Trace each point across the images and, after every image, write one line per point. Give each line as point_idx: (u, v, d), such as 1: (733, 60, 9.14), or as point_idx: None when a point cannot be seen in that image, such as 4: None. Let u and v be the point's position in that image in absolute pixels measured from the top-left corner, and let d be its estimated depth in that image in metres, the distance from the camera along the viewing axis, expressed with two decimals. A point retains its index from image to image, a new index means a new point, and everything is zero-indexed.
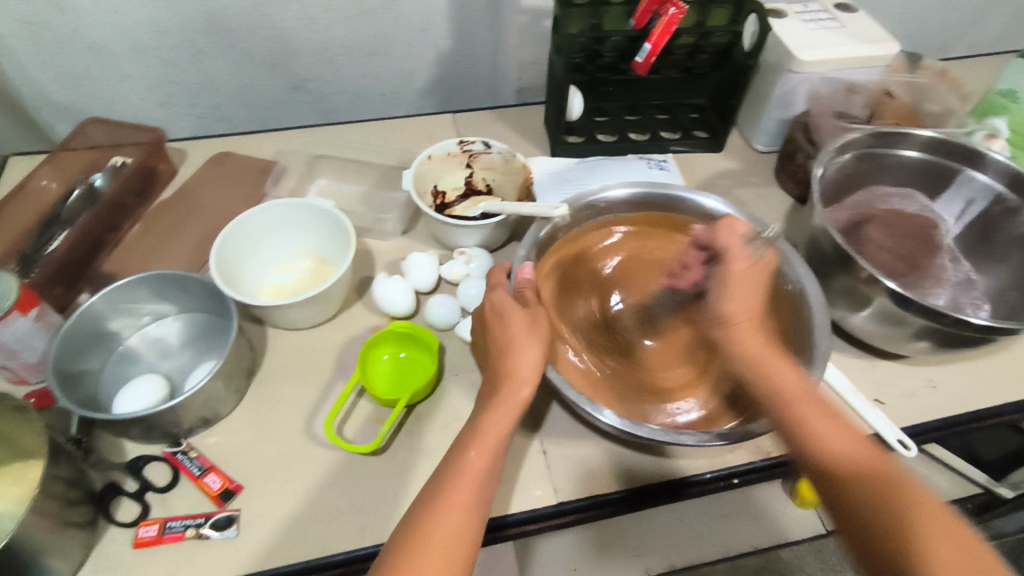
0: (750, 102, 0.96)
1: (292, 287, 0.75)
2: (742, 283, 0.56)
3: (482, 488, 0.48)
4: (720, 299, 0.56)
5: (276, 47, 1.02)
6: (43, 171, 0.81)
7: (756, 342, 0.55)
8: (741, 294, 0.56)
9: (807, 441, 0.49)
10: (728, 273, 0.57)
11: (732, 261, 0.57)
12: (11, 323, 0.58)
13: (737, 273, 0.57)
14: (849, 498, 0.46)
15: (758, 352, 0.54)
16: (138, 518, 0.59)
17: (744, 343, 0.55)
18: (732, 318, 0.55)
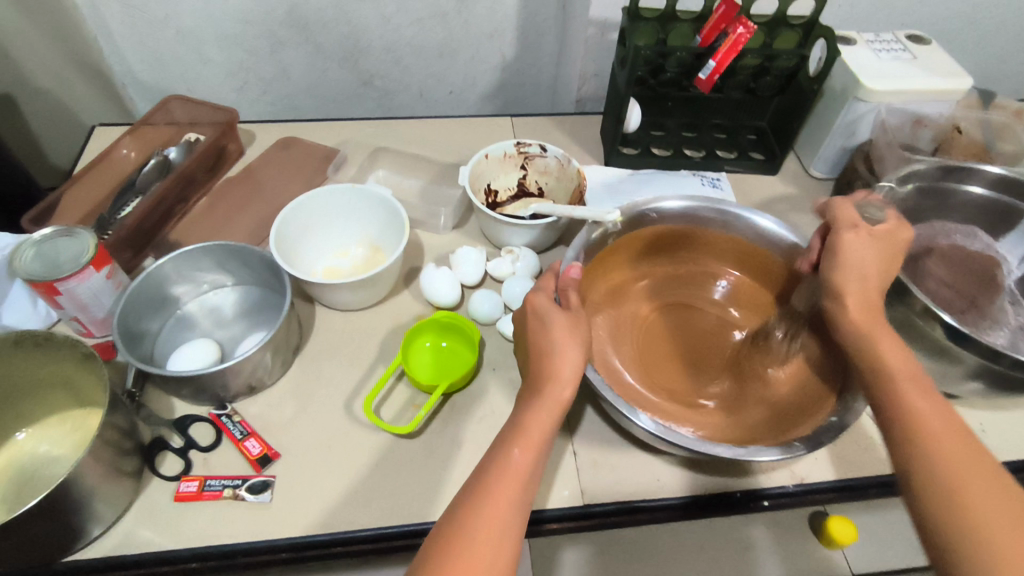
0: (811, 127, 0.95)
1: (346, 271, 0.78)
2: (866, 251, 0.57)
3: (522, 488, 0.49)
4: (833, 265, 0.57)
5: (349, 43, 1.06)
6: (125, 141, 0.86)
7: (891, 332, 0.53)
8: (856, 259, 0.56)
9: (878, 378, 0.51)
10: (841, 242, 0.57)
11: (845, 233, 0.58)
12: (86, 278, 0.61)
13: (847, 240, 0.57)
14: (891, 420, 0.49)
15: (863, 322, 0.54)
16: (181, 473, 0.61)
17: (850, 308, 0.55)
18: (842, 287, 0.56)
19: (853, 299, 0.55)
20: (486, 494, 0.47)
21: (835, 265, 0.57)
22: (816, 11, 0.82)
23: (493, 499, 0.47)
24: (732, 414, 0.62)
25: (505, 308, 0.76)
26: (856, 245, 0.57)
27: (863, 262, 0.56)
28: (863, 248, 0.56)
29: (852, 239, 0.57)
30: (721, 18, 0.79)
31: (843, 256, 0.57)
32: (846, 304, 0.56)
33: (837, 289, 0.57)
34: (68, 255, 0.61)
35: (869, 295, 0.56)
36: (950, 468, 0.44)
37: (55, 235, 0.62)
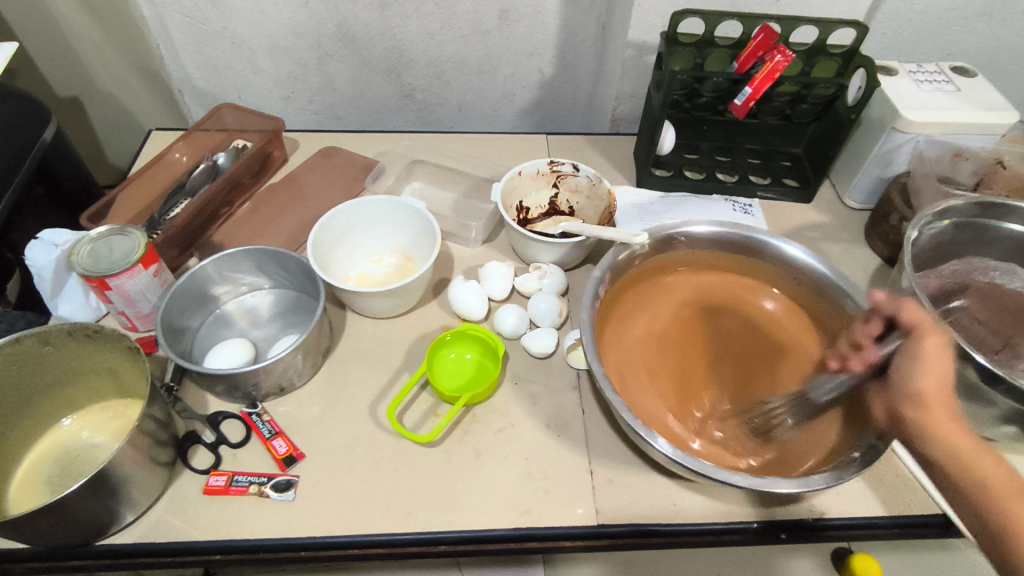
0: (849, 155, 0.93)
1: (378, 277, 0.81)
2: (932, 358, 0.52)
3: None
4: (911, 374, 0.52)
5: (394, 57, 1.09)
6: (178, 145, 0.90)
7: (955, 428, 0.50)
8: (934, 371, 0.51)
9: (954, 464, 0.49)
10: (921, 348, 0.52)
11: (926, 339, 0.53)
12: (135, 275, 0.65)
13: (929, 348, 0.52)
14: (986, 513, 0.47)
15: (955, 438, 0.49)
16: (210, 467, 0.64)
17: (940, 422, 0.50)
18: (925, 396, 0.51)
19: (935, 406, 0.51)
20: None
21: (916, 371, 0.52)
22: (856, 41, 0.82)
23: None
24: (746, 432, 0.64)
25: (530, 323, 0.76)
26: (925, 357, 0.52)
27: (943, 376, 0.51)
28: (940, 362, 0.51)
29: (932, 346, 0.52)
30: (759, 46, 0.81)
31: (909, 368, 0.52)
32: (931, 412, 0.50)
33: (919, 397, 0.51)
34: (120, 252, 0.65)
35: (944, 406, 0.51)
36: None
37: (109, 233, 0.66)
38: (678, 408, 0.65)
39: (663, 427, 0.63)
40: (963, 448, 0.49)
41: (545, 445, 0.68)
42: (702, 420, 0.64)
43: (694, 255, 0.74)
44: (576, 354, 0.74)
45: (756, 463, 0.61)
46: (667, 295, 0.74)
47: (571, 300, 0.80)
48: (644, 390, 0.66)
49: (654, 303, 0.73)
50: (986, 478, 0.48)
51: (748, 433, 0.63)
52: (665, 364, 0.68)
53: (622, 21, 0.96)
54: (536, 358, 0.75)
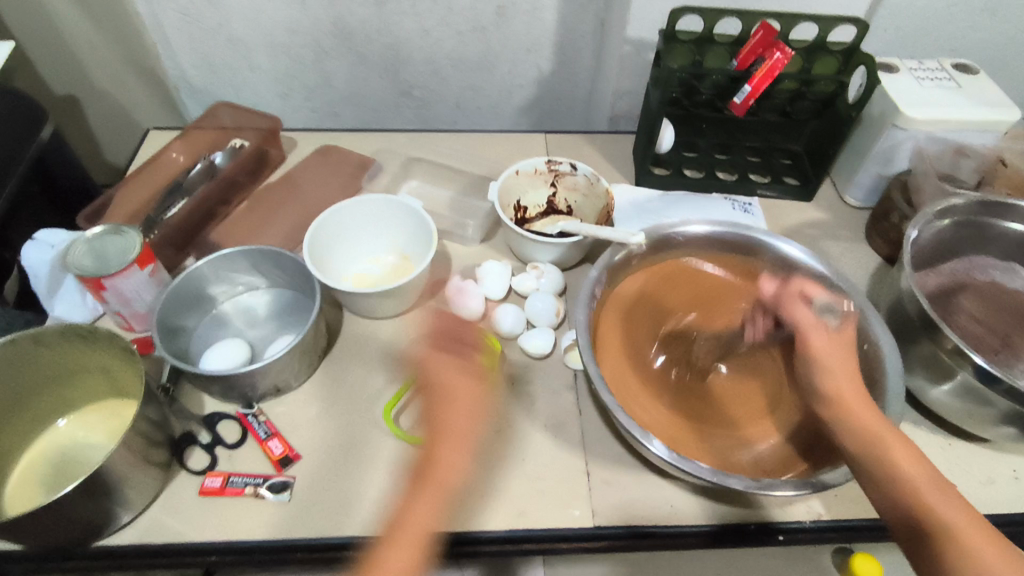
0: (849, 153, 0.93)
1: (375, 277, 0.80)
2: (840, 355, 0.59)
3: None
4: (817, 378, 0.59)
5: (390, 54, 1.09)
6: (176, 144, 0.90)
7: (868, 416, 0.55)
8: (836, 372, 0.58)
9: (854, 444, 0.53)
10: (810, 340, 0.61)
11: (811, 335, 0.61)
12: (130, 276, 0.65)
13: (819, 345, 0.60)
14: (876, 489, 0.51)
15: (863, 422, 0.54)
16: (206, 468, 0.64)
17: (858, 416, 0.54)
18: (834, 394, 0.57)
19: (849, 402, 0.56)
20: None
21: (821, 375, 0.59)
22: (857, 39, 0.81)
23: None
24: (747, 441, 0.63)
25: (527, 323, 0.76)
26: (834, 352, 0.60)
27: (838, 366, 0.59)
28: (842, 359, 0.59)
29: (821, 342, 0.60)
30: (759, 43, 0.80)
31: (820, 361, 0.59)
32: (842, 411, 0.55)
33: (827, 396, 0.57)
34: (115, 252, 0.65)
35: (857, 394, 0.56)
36: (954, 526, 0.47)
37: (104, 233, 0.66)
38: (682, 415, 0.64)
39: (662, 427, 0.62)
40: (872, 430, 0.53)
41: (541, 446, 0.67)
42: (703, 427, 0.63)
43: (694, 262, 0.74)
44: (573, 354, 0.74)
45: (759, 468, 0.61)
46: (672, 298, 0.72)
47: (569, 300, 0.80)
48: (650, 397, 0.64)
49: (656, 308, 0.71)
50: (903, 465, 0.51)
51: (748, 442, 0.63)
52: (668, 372, 0.67)
53: (620, 18, 0.95)
54: (533, 358, 0.74)
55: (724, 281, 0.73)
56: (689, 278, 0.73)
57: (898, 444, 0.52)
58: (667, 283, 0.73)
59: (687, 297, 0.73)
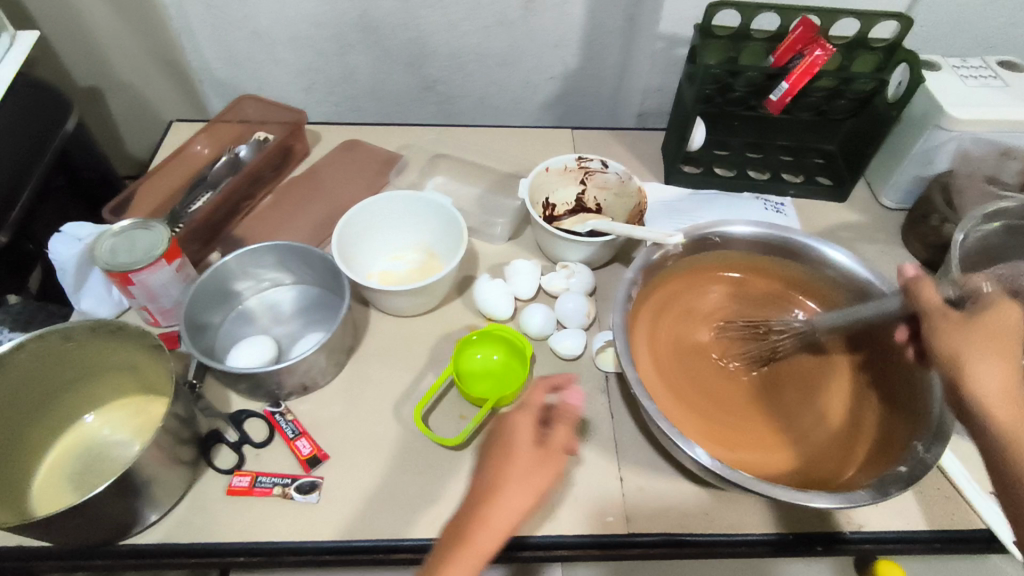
0: (886, 154, 0.90)
1: (401, 276, 0.78)
2: (994, 359, 0.48)
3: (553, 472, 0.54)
4: (938, 352, 0.51)
5: (415, 48, 1.07)
6: (199, 137, 0.89)
7: (1008, 400, 0.47)
8: (967, 348, 0.49)
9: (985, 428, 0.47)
10: (939, 326, 0.52)
11: (936, 318, 0.52)
12: (157, 270, 0.64)
13: (946, 328, 0.51)
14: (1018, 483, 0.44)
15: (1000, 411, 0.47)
16: (234, 467, 0.63)
17: (984, 402, 0.47)
18: (958, 367, 0.49)
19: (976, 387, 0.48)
20: (508, 483, 0.53)
21: (950, 348, 0.50)
22: (900, 34, 0.79)
23: (523, 474, 0.53)
24: (789, 446, 0.61)
25: (557, 324, 0.75)
26: (987, 353, 0.48)
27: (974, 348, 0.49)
28: (999, 372, 0.48)
29: (949, 323, 0.51)
30: (798, 39, 0.78)
31: (971, 366, 0.48)
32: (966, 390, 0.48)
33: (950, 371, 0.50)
34: (142, 246, 0.64)
35: (1019, 409, 0.47)
36: None
37: (131, 228, 0.65)
38: (718, 418, 0.62)
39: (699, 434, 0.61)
40: (1008, 418, 0.46)
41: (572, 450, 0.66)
42: (741, 430, 0.62)
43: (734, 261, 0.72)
44: (605, 356, 0.72)
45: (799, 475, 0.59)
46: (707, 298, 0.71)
47: (599, 300, 0.78)
48: (686, 399, 0.63)
49: (691, 310, 0.70)
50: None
51: (789, 446, 0.61)
52: (704, 374, 0.65)
53: None
54: (563, 360, 0.73)
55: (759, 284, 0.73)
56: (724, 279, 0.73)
57: None
58: (702, 283, 0.72)
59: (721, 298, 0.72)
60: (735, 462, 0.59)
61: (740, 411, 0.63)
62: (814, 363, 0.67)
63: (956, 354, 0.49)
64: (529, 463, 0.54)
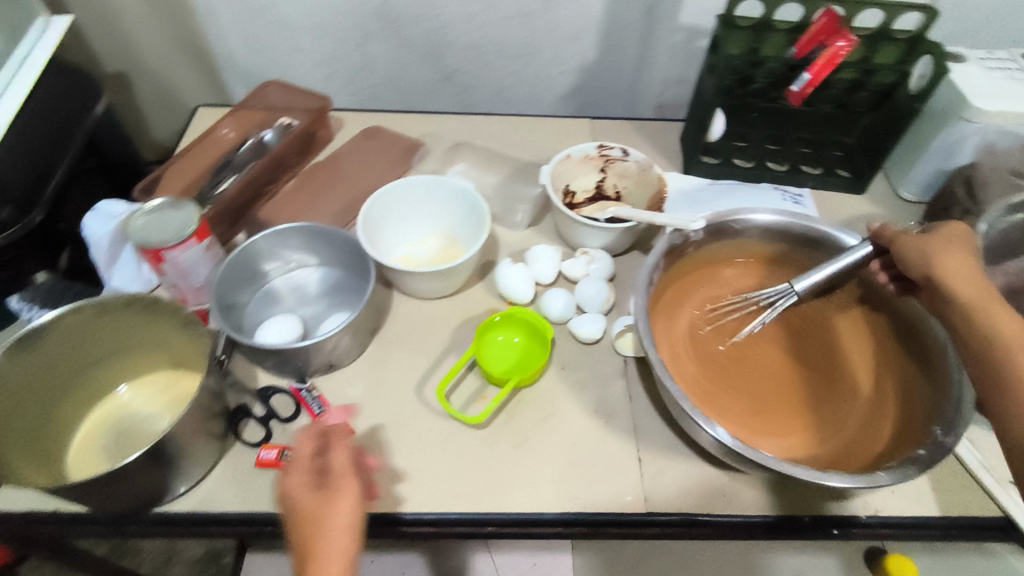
0: (906, 146, 0.90)
1: (423, 260, 0.80)
2: (953, 253, 0.56)
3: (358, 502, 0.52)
4: (912, 263, 0.58)
5: (436, 38, 1.08)
6: (225, 122, 0.90)
7: (973, 289, 0.54)
8: (935, 254, 0.57)
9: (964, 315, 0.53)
10: (906, 244, 0.59)
11: (903, 239, 0.59)
12: (188, 248, 0.65)
13: (914, 243, 0.58)
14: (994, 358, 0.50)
15: (969, 299, 0.53)
16: (261, 441, 0.64)
17: (956, 294, 0.54)
18: (931, 271, 0.56)
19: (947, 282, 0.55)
20: (319, 538, 0.49)
21: (922, 258, 0.57)
22: (923, 26, 0.79)
23: (327, 519, 0.50)
24: (813, 427, 0.62)
25: (577, 308, 0.76)
26: (946, 252, 0.56)
27: (937, 256, 0.56)
28: (959, 262, 0.56)
29: (915, 240, 0.58)
30: (821, 30, 0.78)
31: (937, 264, 0.56)
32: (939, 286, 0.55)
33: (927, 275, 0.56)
34: (174, 225, 0.65)
35: (982, 290, 0.54)
36: None
37: (163, 207, 0.67)
38: (740, 400, 0.64)
39: (725, 417, 0.62)
40: (977, 303, 0.53)
41: (592, 432, 0.67)
42: (765, 413, 0.63)
43: (747, 246, 0.73)
44: (624, 341, 0.72)
45: (826, 454, 0.60)
46: (723, 284, 0.73)
47: (619, 287, 0.79)
48: (705, 383, 0.64)
49: (706, 294, 0.71)
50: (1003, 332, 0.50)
51: (813, 427, 0.62)
52: (723, 357, 0.67)
53: None
54: (583, 344, 0.74)
55: (775, 268, 0.74)
56: (740, 265, 0.74)
57: (1007, 315, 0.51)
58: (717, 269, 0.73)
59: (737, 283, 0.73)
60: (763, 443, 0.60)
61: (763, 393, 0.64)
62: (834, 343, 0.68)
63: (922, 255, 0.57)
64: (320, 508, 0.51)
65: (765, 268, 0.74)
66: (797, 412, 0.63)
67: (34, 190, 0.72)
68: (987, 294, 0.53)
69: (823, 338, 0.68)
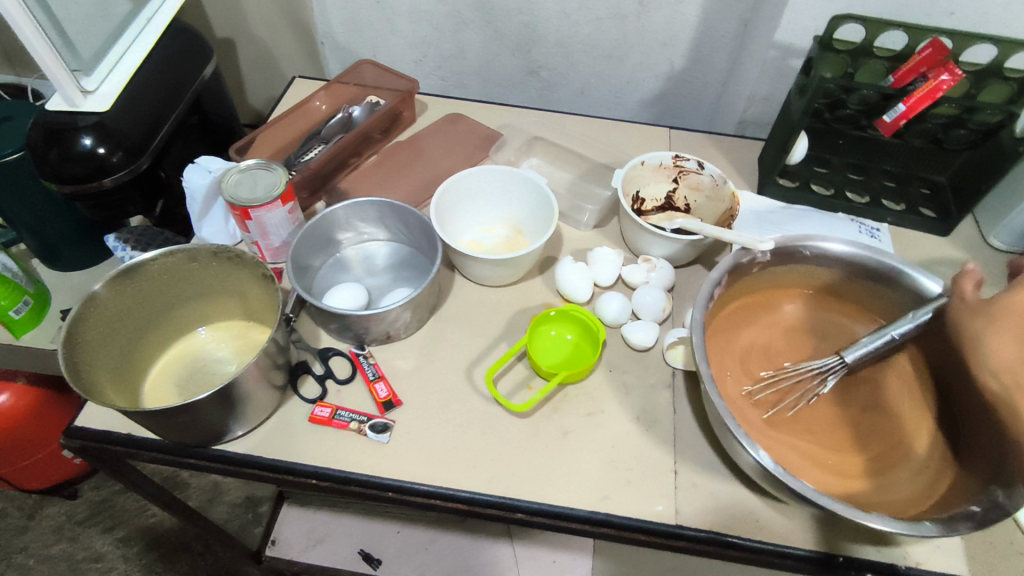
0: (1002, 191, 0.86)
1: (488, 246, 0.82)
2: (1007, 338, 0.52)
3: None
4: (974, 343, 0.54)
5: (527, 33, 1.10)
6: (320, 95, 0.95)
7: None
8: (1001, 339, 0.52)
9: None
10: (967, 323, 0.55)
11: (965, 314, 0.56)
12: (273, 210, 0.69)
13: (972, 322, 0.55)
14: None
15: None
16: (317, 398, 0.68)
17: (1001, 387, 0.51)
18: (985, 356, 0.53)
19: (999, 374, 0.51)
20: None
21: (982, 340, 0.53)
22: None
23: None
24: (857, 470, 0.61)
25: (632, 314, 0.76)
26: (996, 333, 0.53)
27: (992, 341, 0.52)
28: (1013, 352, 0.51)
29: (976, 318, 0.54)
30: (924, 61, 0.76)
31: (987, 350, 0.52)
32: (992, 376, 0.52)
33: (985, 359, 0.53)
34: (263, 186, 0.70)
35: None
36: None
37: (256, 167, 0.71)
38: (783, 430, 0.63)
39: (769, 447, 0.61)
40: None
41: (630, 436, 0.67)
42: (807, 448, 0.62)
43: (806, 280, 0.72)
44: (674, 353, 0.72)
45: (867, 497, 0.59)
46: (777, 314, 0.72)
47: (677, 299, 0.79)
48: (748, 409, 0.64)
49: (760, 322, 0.71)
50: None
51: (858, 470, 0.61)
52: (769, 387, 0.66)
53: (769, 21, 0.92)
54: (633, 350, 0.74)
55: (832, 307, 0.72)
56: (799, 297, 0.73)
57: None
58: (774, 299, 0.72)
59: (794, 316, 0.72)
60: (802, 476, 0.60)
61: (807, 429, 0.63)
62: (888, 388, 0.66)
63: (974, 338, 0.54)
64: None
65: (822, 305, 0.73)
66: (842, 452, 0.62)
67: (145, 139, 0.78)
68: None
69: (881, 382, 0.67)
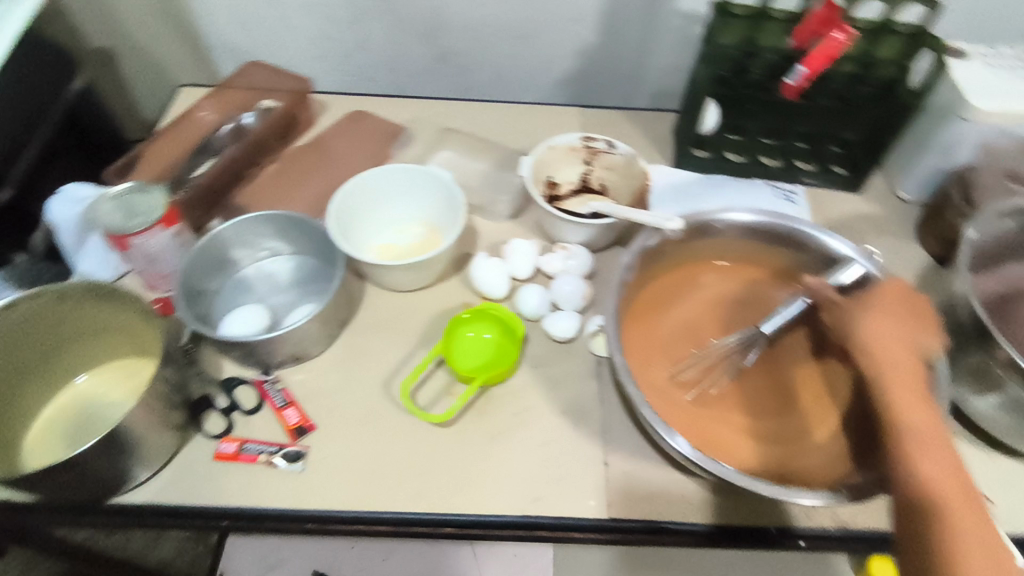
0: (905, 144, 0.87)
1: (401, 249, 0.78)
2: (879, 319, 0.56)
3: None
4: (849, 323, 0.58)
5: (431, 19, 1.05)
6: (205, 103, 0.89)
7: (900, 362, 0.54)
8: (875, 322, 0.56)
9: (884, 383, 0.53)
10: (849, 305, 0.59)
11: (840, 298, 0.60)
12: (154, 235, 0.64)
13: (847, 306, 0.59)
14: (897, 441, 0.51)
15: (887, 373, 0.53)
16: (223, 433, 0.64)
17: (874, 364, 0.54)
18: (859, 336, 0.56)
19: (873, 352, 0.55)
20: None
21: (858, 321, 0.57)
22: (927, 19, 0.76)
23: None
24: (775, 440, 0.61)
25: (553, 305, 0.74)
26: (873, 316, 0.56)
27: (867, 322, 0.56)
28: (884, 331, 0.55)
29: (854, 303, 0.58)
30: (820, 20, 0.74)
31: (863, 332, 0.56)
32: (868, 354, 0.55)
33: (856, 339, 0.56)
34: (139, 211, 0.64)
35: (903, 360, 0.54)
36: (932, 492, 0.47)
37: (130, 191, 0.66)
38: (703, 410, 0.62)
39: (689, 429, 0.60)
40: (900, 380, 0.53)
41: (558, 432, 0.66)
42: (728, 425, 0.61)
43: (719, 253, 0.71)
44: (597, 341, 0.71)
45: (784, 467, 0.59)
46: (694, 290, 0.71)
47: (598, 284, 0.77)
48: (669, 392, 0.63)
49: (677, 300, 0.70)
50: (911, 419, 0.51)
51: (777, 441, 0.60)
52: (689, 366, 0.65)
53: None
54: (556, 343, 0.72)
55: (748, 277, 0.72)
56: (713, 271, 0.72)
57: (919, 401, 0.52)
58: (690, 275, 0.71)
59: (711, 291, 0.71)
60: (723, 455, 0.59)
61: (727, 404, 0.63)
62: (805, 352, 0.66)
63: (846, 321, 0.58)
64: None
65: (738, 276, 0.72)
66: (761, 424, 0.62)
67: None
68: (910, 371, 0.53)
69: (797, 347, 0.67)
